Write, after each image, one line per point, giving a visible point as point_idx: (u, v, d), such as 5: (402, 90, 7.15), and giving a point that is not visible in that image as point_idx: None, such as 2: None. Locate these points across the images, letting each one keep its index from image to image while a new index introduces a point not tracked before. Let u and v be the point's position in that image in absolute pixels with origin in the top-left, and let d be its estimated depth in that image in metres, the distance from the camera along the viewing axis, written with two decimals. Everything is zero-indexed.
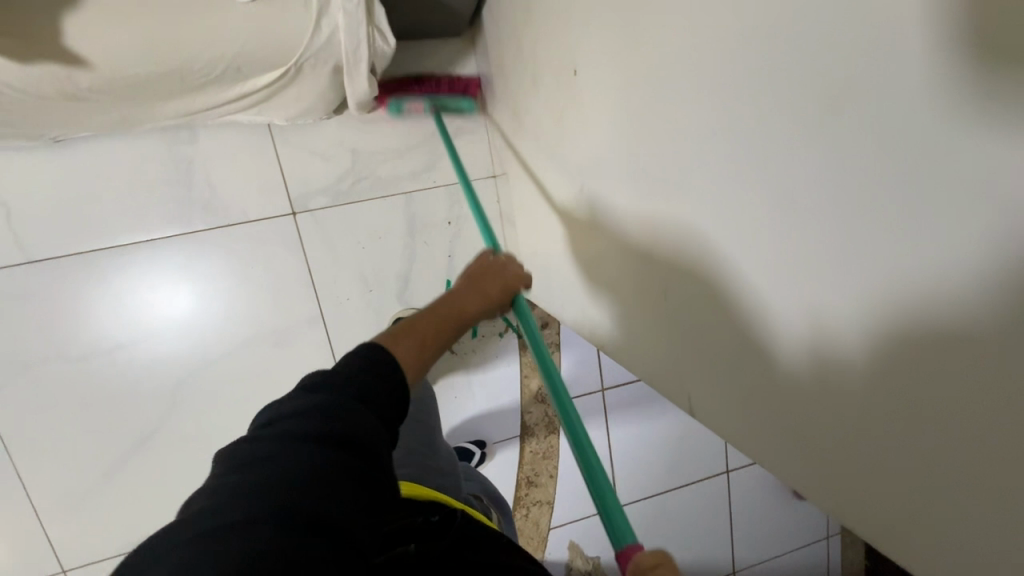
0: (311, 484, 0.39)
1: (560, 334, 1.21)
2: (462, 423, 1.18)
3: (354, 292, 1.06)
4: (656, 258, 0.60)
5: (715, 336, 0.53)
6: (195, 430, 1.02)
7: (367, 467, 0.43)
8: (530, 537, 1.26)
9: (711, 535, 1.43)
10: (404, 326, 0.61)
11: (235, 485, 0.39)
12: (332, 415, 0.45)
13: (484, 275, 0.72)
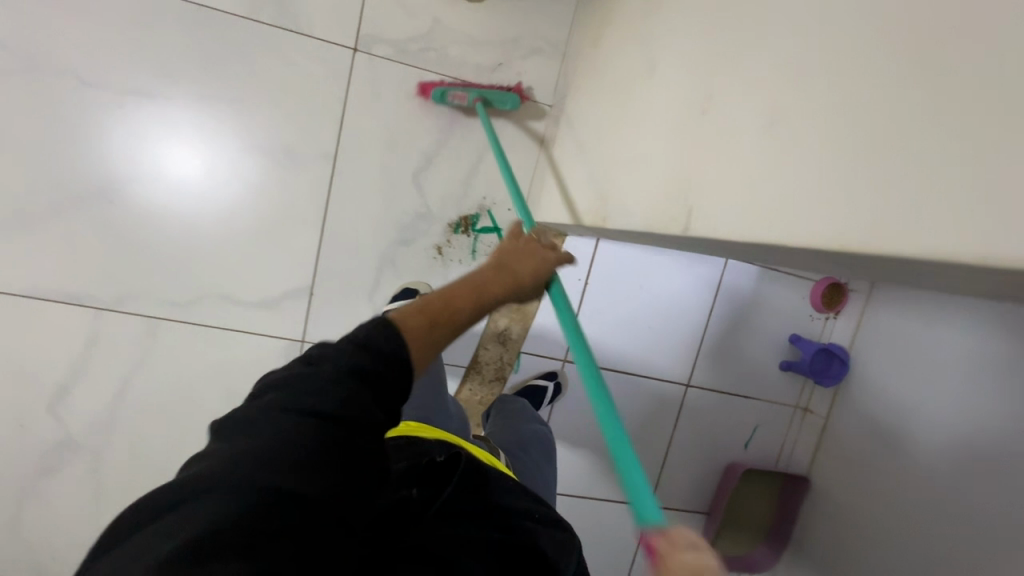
0: (292, 459, 0.42)
1: (548, 286, 1.17)
2: None
3: (374, 149, 1.05)
4: (723, 101, 0.58)
5: (805, 123, 0.49)
6: (163, 211, 1.00)
7: (351, 435, 0.45)
8: None
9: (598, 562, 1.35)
10: (431, 301, 0.59)
11: (224, 450, 0.44)
12: (313, 400, 0.46)
13: (520, 258, 0.72)
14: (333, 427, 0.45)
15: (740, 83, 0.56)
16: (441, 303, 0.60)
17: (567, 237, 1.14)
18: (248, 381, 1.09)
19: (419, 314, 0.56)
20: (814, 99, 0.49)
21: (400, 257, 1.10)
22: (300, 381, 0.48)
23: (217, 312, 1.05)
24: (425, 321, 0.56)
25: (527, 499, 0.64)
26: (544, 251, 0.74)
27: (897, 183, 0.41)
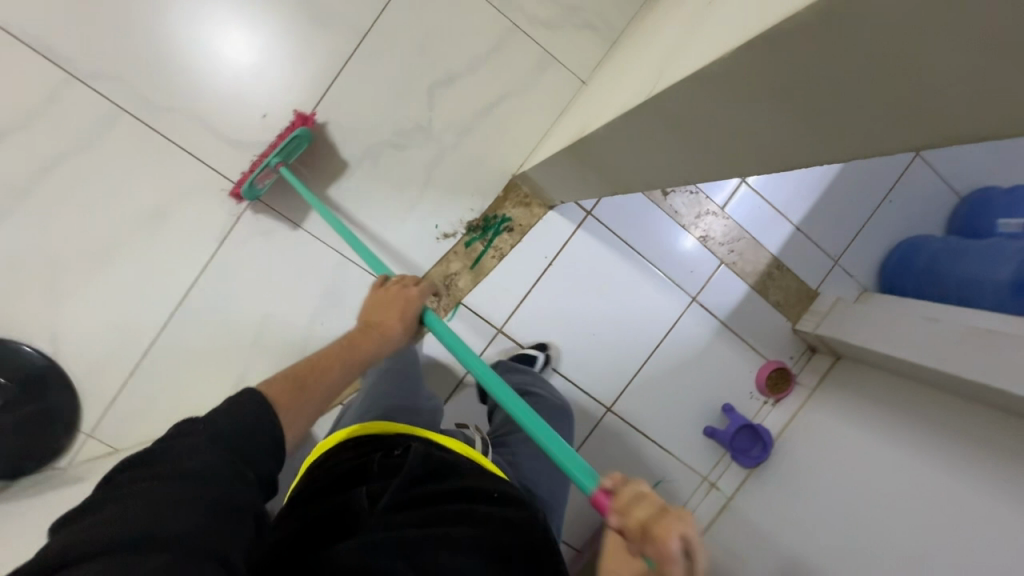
0: (158, 510, 0.39)
1: (513, 251, 1.15)
2: (371, 236, 1.09)
3: (403, 47, 1.04)
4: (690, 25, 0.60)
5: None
6: (181, 31, 0.99)
7: (223, 478, 0.44)
8: None
9: None
10: (296, 370, 0.61)
11: (94, 519, 0.39)
12: (182, 468, 0.43)
13: (386, 307, 0.75)
14: (211, 471, 0.43)
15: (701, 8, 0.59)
16: (309, 371, 0.62)
17: (549, 211, 1.14)
18: (182, 213, 1.03)
19: (283, 381, 0.59)
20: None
21: (383, 158, 1.07)
22: (162, 448, 0.45)
23: (182, 133, 1.01)
24: (295, 387, 0.59)
25: (490, 481, 0.61)
26: (403, 283, 0.77)
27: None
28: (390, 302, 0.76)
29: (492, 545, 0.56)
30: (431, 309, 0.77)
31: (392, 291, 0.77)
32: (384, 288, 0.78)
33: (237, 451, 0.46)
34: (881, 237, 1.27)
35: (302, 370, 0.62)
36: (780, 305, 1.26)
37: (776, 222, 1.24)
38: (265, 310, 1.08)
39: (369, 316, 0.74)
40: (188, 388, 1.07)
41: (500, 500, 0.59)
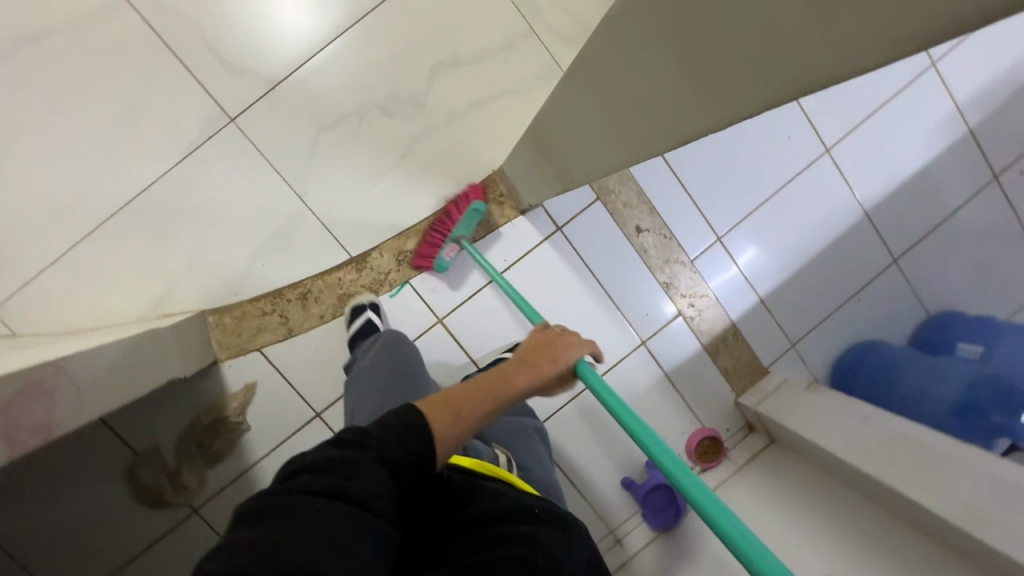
0: (317, 540, 0.39)
1: (473, 246, 1.12)
2: (337, 192, 1.08)
3: (419, 21, 1.06)
4: (637, 70, 0.61)
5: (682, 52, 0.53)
6: None
7: (370, 510, 0.44)
8: (235, 333, 1.07)
9: None
10: (455, 391, 0.56)
11: (248, 540, 0.39)
12: (321, 502, 0.42)
13: (542, 351, 0.67)
14: (355, 506, 0.43)
15: (642, 57, 0.60)
16: (468, 395, 0.57)
17: (520, 216, 1.13)
18: (157, 119, 1.02)
19: (444, 406, 0.54)
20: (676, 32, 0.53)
21: (369, 120, 1.07)
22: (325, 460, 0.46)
23: (181, 42, 1.01)
24: (454, 412, 0.54)
25: (528, 499, 0.57)
26: (571, 339, 0.70)
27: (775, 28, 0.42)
28: (548, 351, 0.68)
29: (553, 567, 0.48)
30: (586, 364, 0.70)
31: (554, 339, 0.70)
32: (543, 335, 0.71)
33: (357, 477, 0.45)
34: (844, 333, 1.25)
35: (464, 396, 0.56)
36: (728, 374, 1.23)
37: (742, 290, 1.22)
38: (210, 236, 1.06)
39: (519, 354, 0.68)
40: (108, 292, 1.03)
41: (543, 514, 0.54)
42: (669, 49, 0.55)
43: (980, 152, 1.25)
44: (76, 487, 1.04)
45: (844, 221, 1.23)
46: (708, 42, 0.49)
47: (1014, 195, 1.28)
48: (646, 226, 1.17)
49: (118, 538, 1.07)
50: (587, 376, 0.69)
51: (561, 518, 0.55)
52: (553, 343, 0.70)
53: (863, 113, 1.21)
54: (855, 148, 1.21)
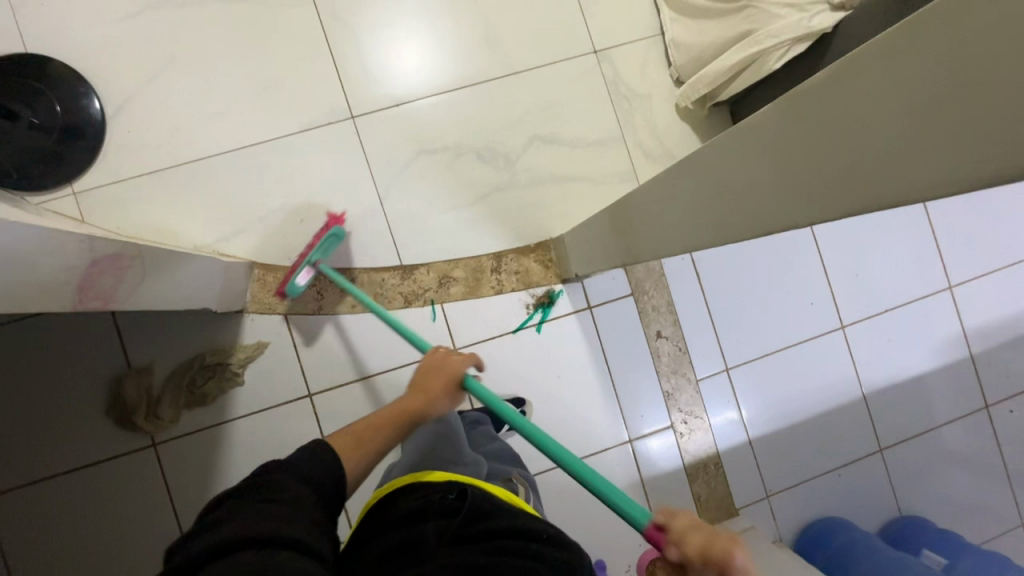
0: (277, 518, 0.50)
1: (509, 293, 1.20)
2: (411, 205, 1.18)
3: (534, 98, 1.23)
4: (672, 204, 0.72)
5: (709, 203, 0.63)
6: None
7: (311, 500, 0.55)
8: (270, 291, 1.13)
9: None
10: (357, 425, 0.67)
11: (206, 540, 0.48)
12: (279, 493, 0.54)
13: (429, 375, 0.75)
14: (302, 496, 0.55)
15: (675, 199, 0.71)
16: (374, 428, 0.67)
17: (560, 284, 1.21)
18: (291, 93, 1.17)
19: (348, 434, 0.65)
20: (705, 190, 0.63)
21: (463, 158, 1.20)
22: (251, 480, 0.54)
23: (339, 45, 1.19)
24: (356, 439, 0.65)
25: (537, 524, 0.63)
26: (460, 357, 0.78)
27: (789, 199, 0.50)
28: (433, 370, 0.76)
29: None
30: (473, 374, 0.76)
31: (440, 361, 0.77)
32: (427, 359, 0.78)
33: (306, 482, 0.56)
34: (818, 503, 1.27)
35: (364, 425, 0.67)
36: (699, 501, 1.24)
37: (736, 426, 1.26)
38: (288, 200, 1.15)
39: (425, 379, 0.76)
40: (180, 214, 1.12)
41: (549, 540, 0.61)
42: (703, 203, 0.64)
43: (977, 380, 1.35)
44: (63, 377, 1.06)
45: (843, 395, 1.30)
46: (731, 200, 0.59)
47: (999, 429, 1.36)
48: (666, 333, 1.24)
49: (73, 441, 1.06)
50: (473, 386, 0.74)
51: (564, 541, 0.62)
52: (441, 362, 0.77)
53: (882, 306, 1.32)
54: (869, 334, 1.31)
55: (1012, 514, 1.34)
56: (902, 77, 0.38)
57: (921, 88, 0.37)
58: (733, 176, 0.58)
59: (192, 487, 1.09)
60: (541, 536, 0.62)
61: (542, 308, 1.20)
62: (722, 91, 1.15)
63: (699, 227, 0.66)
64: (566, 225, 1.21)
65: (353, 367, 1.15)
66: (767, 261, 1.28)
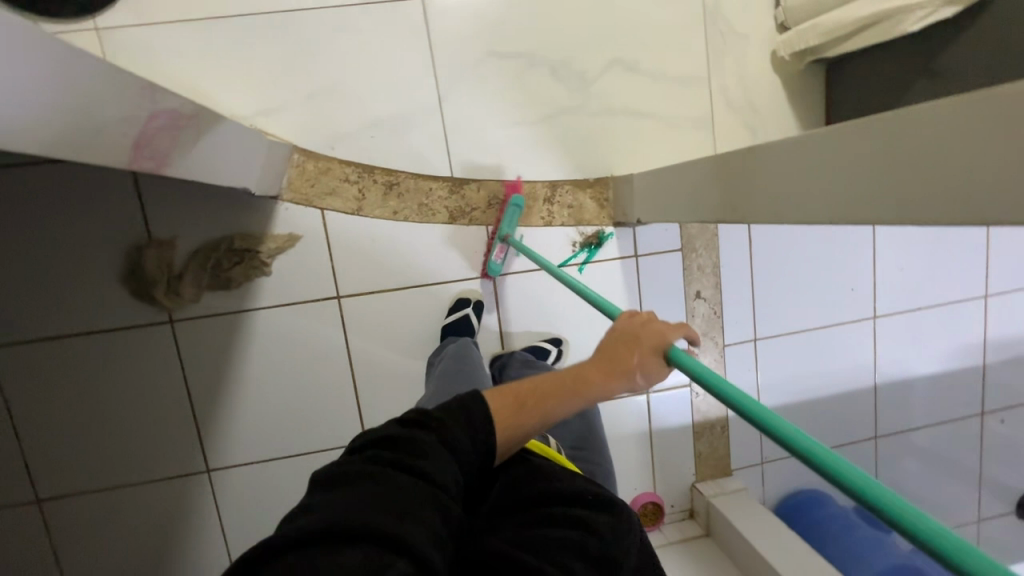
0: (380, 503, 0.47)
1: (558, 228, 1.14)
2: (471, 112, 1.07)
3: (623, 15, 1.10)
4: (705, 183, 0.77)
5: (741, 192, 0.68)
6: None
7: (420, 483, 0.50)
8: (308, 180, 1.04)
9: (271, 415, 1.11)
10: (515, 386, 0.61)
11: (329, 507, 0.46)
12: (385, 476, 0.50)
13: (619, 345, 0.62)
14: (408, 479, 0.50)
15: (712, 179, 0.75)
16: (534, 391, 0.60)
17: (611, 226, 1.15)
18: None
19: (507, 395, 0.60)
20: (739, 178, 0.68)
21: (535, 70, 1.08)
22: (399, 436, 0.54)
23: None
24: (515, 404, 0.59)
25: (584, 484, 0.64)
26: (663, 327, 0.61)
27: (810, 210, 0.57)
28: (631, 339, 0.62)
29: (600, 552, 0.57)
30: (685, 350, 0.60)
31: (634, 327, 0.63)
32: (624, 322, 0.65)
33: (411, 458, 0.52)
34: (805, 476, 1.33)
35: (528, 390, 0.60)
36: (698, 458, 1.28)
37: (750, 395, 1.28)
38: (338, 81, 1.03)
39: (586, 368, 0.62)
40: (215, 75, 0.99)
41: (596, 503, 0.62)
42: (733, 192, 0.71)
43: (981, 388, 1.39)
44: (79, 235, 0.99)
45: (856, 383, 1.32)
46: (760, 193, 0.64)
47: (986, 436, 1.42)
48: (705, 294, 1.21)
49: (89, 304, 1.01)
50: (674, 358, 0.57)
51: (613, 503, 0.63)
52: (639, 330, 0.63)
53: (918, 304, 1.31)
54: (897, 330, 1.31)
55: (973, 511, 1.44)
56: (924, 144, 0.44)
57: (938, 156, 0.43)
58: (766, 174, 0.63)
59: (209, 369, 1.07)
60: (588, 500, 0.62)
61: (588, 249, 1.15)
62: (830, 48, 1.04)
63: (729, 208, 0.72)
64: (630, 165, 1.13)
65: (386, 276, 1.10)
66: (822, 239, 1.24)
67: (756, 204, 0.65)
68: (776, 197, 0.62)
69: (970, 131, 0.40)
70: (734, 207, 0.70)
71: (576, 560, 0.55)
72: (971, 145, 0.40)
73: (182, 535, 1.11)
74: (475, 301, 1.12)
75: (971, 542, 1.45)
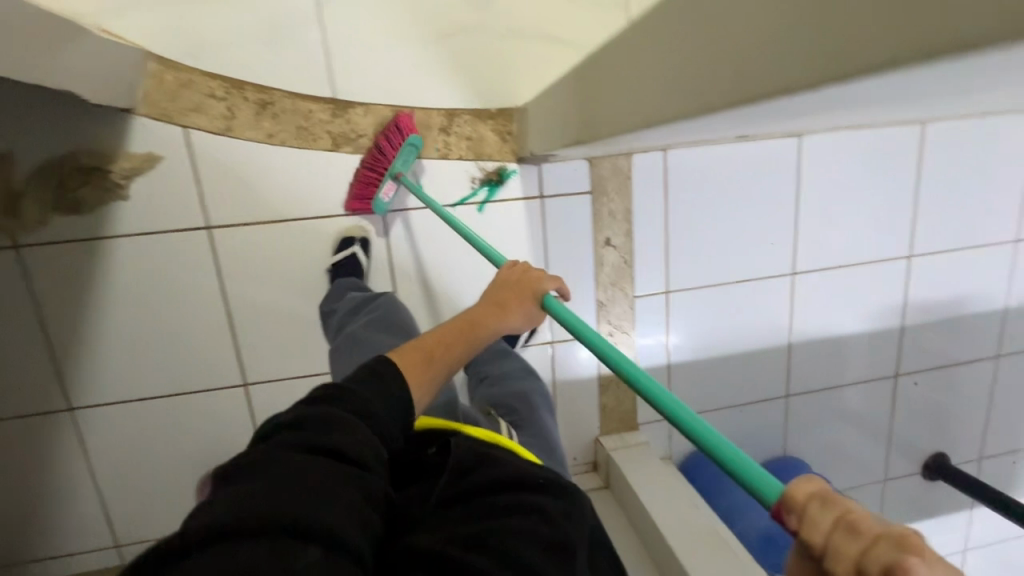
0: (296, 483, 0.48)
1: (455, 163, 1.05)
2: (355, 24, 0.95)
3: None
4: (568, 85, 0.80)
5: (593, 79, 0.70)
6: None
7: (334, 461, 0.52)
8: (167, 93, 0.93)
9: (139, 352, 1.04)
10: (425, 340, 0.75)
11: (235, 494, 0.47)
12: (298, 460, 0.51)
13: (505, 291, 0.84)
14: (321, 458, 0.52)
15: (573, 82, 0.78)
16: (438, 340, 0.76)
17: (514, 163, 1.06)
18: None
19: (417, 349, 0.73)
20: (593, 66, 0.68)
21: None
22: (278, 430, 0.55)
23: None
24: (424, 356, 0.73)
25: (531, 471, 0.65)
26: (539, 278, 0.84)
27: (632, 99, 0.61)
28: (510, 288, 0.85)
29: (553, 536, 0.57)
30: (548, 298, 0.78)
31: (521, 281, 0.85)
32: (512, 271, 0.87)
33: (325, 438, 0.54)
34: (712, 433, 1.32)
35: (432, 340, 0.76)
36: (604, 411, 1.25)
37: (660, 349, 1.24)
38: None
39: (846, 558, 0.29)
40: None
41: (544, 487, 0.63)
42: (586, 87, 0.73)
43: (898, 351, 1.37)
44: None
45: (770, 341, 1.29)
46: (605, 81, 0.66)
47: (899, 399, 1.41)
48: (615, 243, 1.15)
49: None
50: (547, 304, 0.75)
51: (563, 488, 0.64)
52: (517, 277, 0.86)
53: (840, 262, 1.26)
54: (815, 287, 1.27)
55: (879, 471, 1.45)
56: (718, 41, 0.46)
57: (725, 53, 0.45)
58: (612, 61, 0.63)
59: (63, 300, 0.99)
60: (537, 484, 0.63)
61: (488, 186, 1.07)
62: None
63: (579, 102, 0.75)
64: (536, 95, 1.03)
65: (262, 208, 1.01)
66: (742, 190, 1.17)
67: (602, 93, 0.68)
68: (616, 76, 0.64)
69: (753, 31, 0.42)
70: (591, 107, 0.72)
71: (526, 545, 0.55)
72: (768, 58, 0.41)
73: (49, 470, 1.06)
74: (362, 240, 1.05)
75: (874, 501, 1.47)
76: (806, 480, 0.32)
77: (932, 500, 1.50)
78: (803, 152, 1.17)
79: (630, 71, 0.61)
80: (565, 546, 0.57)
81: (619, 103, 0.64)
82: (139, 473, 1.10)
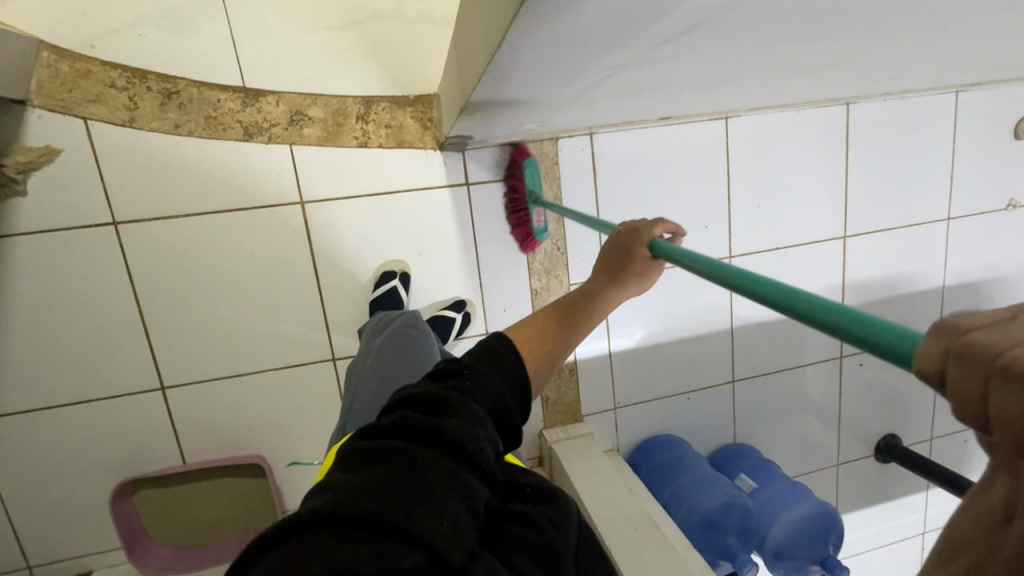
0: (403, 477, 0.42)
1: (375, 151, 1.02)
2: (259, 11, 0.94)
3: None
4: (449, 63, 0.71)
5: (458, 47, 0.62)
6: None
7: (446, 452, 0.45)
8: (64, 83, 0.89)
9: (46, 357, 0.99)
10: (540, 317, 0.67)
11: (353, 481, 0.41)
12: (410, 448, 0.44)
13: (614, 251, 0.69)
14: (431, 451, 0.44)
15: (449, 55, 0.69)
16: (552, 316, 0.67)
17: (436, 151, 1.05)
18: None
19: (531, 327, 0.65)
20: (455, 34, 0.62)
21: None
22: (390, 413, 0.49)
23: None
24: (541, 333, 0.65)
25: (523, 478, 0.58)
26: (640, 230, 0.67)
27: (476, 51, 0.53)
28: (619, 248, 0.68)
29: (547, 544, 0.50)
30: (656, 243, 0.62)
31: (631, 238, 0.68)
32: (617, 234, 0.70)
33: (436, 423, 0.46)
34: (661, 422, 1.29)
35: (548, 317, 0.67)
36: (546, 403, 1.22)
37: (600, 337, 1.22)
38: None
39: (1016, 416, 0.21)
40: None
41: (533, 496, 0.56)
42: (455, 55, 0.65)
43: None
44: None
45: (711, 326, 1.28)
46: (462, 44, 0.59)
47: (846, 381, 1.41)
48: (546, 229, 1.13)
49: None
50: (656, 249, 0.60)
51: (552, 493, 0.57)
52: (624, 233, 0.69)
53: (774, 244, 1.27)
54: (753, 270, 1.27)
55: (832, 454, 1.44)
56: None
57: None
58: (464, 23, 0.57)
59: None
60: (525, 493, 0.56)
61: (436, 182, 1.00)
62: None
63: (456, 75, 0.67)
64: None
65: (173, 201, 0.97)
66: (672, 173, 1.17)
67: (462, 57, 0.60)
68: (465, 41, 0.57)
69: None
70: (461, 76, 0.64)
71: (521, 557, 0.48)
72: None
73: None
74: (400, 273, 1.07)
75: (829, 486, 1.46)
76: (929, 339, 0.25)
77: (887, 482, 1.49)
78: (729, 135, 1.18)
79: (471, 26, 0.54)
80: (557, 554, 0.50)
81: (471, 63, 0.56)
82: (51, 487, 1.04)
